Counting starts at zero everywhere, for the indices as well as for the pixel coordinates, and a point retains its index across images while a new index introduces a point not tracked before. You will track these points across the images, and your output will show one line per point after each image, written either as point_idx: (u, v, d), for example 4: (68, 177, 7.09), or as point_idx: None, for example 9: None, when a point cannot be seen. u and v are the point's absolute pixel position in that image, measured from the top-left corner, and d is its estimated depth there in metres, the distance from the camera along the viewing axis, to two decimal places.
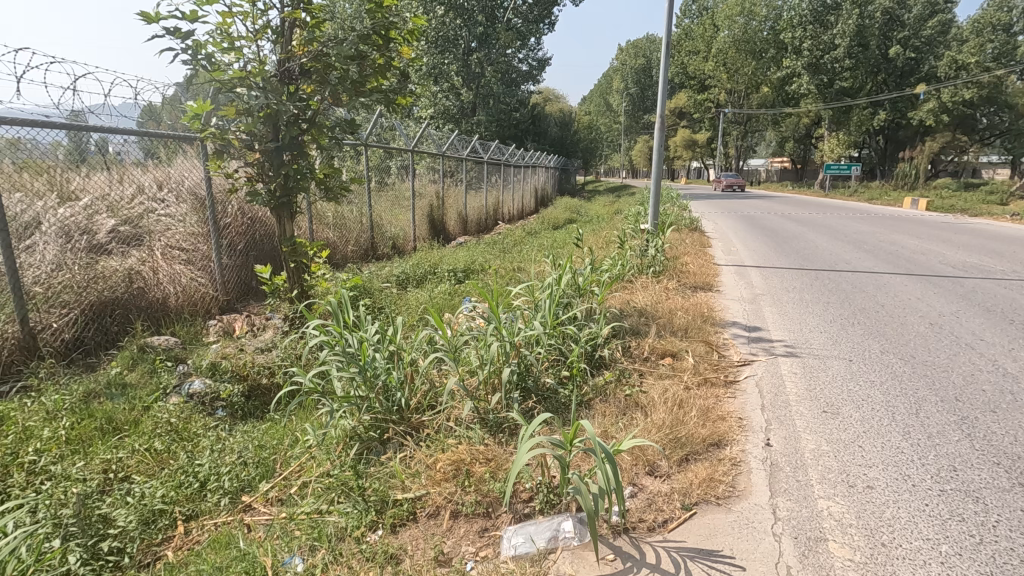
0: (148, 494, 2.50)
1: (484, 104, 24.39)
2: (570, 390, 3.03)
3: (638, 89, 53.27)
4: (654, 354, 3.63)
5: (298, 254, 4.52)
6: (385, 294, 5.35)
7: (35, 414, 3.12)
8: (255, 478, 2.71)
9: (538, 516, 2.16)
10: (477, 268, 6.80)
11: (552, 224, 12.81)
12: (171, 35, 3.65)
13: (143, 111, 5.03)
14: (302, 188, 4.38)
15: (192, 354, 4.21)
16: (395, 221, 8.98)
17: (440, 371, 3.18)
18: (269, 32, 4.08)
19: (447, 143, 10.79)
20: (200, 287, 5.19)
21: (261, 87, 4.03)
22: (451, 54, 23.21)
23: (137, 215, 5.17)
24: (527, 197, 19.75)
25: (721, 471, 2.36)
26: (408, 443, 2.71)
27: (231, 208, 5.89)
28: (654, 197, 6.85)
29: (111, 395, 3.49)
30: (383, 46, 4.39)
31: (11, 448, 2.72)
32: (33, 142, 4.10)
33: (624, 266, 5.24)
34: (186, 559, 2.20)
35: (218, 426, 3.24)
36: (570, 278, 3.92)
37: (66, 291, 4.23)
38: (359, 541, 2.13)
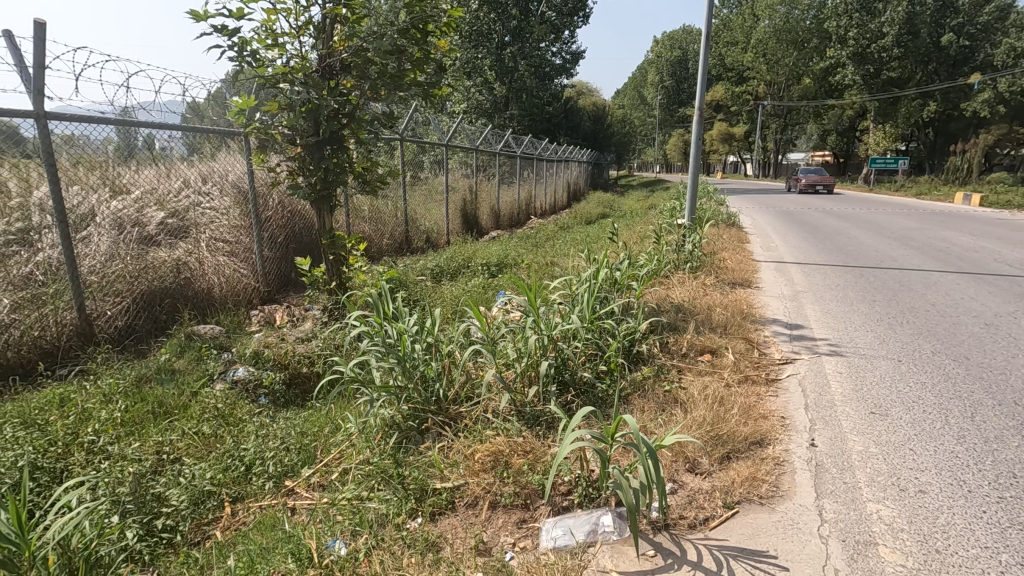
0: (198, 476, 2.60)
1: (517, 99, 24.38)
2: (607, 385, 3.02)
3: (674, 81, 52.28)
4: (693, 350, 3.58)
5: (337, 247, 4.60)
6: (420, 287, 5.41)
7: (91, 397, 3.28)
8: (298, 463, 2.78)
9: (577, 509, 2.16)
10: (511, 262, 6.81)
11: (585, 218, 12.73)
12: (218, 32, 3.76)
13: (189, 108, 5.19)
14: (342, 182, 4.45)
15: (236, 342, 4.34)
16: (429, 215, 9.07)
17: (477, 363, 3.20)
18: (311, 28, 4.16)
19: (480, 138, 10.81)
20: (243, 278, 5.38)
21: (303, 83, 4.11)
22: (485, 49, 23.29)
23: (184, 208, 5.37)
24: (560, 192, 19.69)
25: (765, 471, 2.31)
26: (446, 433, 2.75)
27: (272, 201, 6.04)
28: (692, 191, 6.72)
29: (161, 380, 3.63)
30: (421, 40, 4.43)
31: (72, 428, 2.87)
32: (86, 138, 4.30)
33: (661, 261, 5.18)
34: (234, 539, 2.27)
35: (262, 412, 3.34)
36: (608, 272, 3.88)
37: (120, 281, 4.43)
38: (399, 528, 2.16)
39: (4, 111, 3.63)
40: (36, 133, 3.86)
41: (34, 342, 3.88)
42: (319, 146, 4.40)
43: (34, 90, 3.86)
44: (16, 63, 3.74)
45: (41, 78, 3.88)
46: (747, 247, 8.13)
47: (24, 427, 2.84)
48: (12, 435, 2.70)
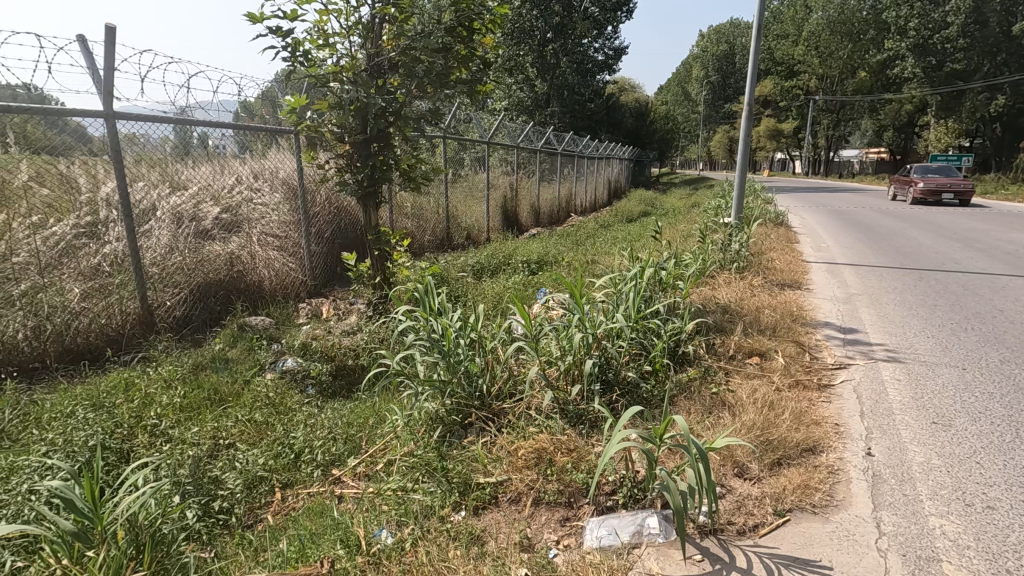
0: (250, 461, 2.70)
1: (559, 96, 24.29)
2: (652, 385, 2.98)
3: (719, 76, 50.98)
4: (741, 352, 3.49)
5: (382, 243, 4.68)
6: (462, 283, 5.46)
7: (153, 382, 3.45)
8: (344, 453, 2.85)
9: (621, 510, 2.14)
10: (551, 260, 6.80)
11: (625, 216, 12.57)
12: (273, 34, 3.88)
13: (241, 106, 5.34)
14: (387, 179, 4.54)
15: (285, 334, 4.48)
16: (470, 212, 9.14)
17: (520, 360, 3.21)
18: (360, 29, 4.25)
19: (522, 135, 10.82)
20: (291, 272, 5.57)
21: (352, 82, 4.20)
22: (527, 46, 23.37)
23: (237, 204, 5.59)
24: (601, 190, 19.53)
25: (818, 479, 2.23)
26: (489, 429, 2.77)
27: (320, 197, 6.20)
28: (740, 188, 6.54)
29: (216, 368, 3.80)
30: (467, 38, 4.46)
31: (136, 411, 3.03)
32: (148, 137, 4.52)
33: (707, 260, 5.07)
34: (285, 523, 2.36)
35: (311, 402, 3.45)
36: (653, 272, 3.82)
37: (178, 273, 4.63)
38: (444, 520, 2.19)
39: (76, 111, 3.85)
40: (104, 131, 4.08)
41: (102, 330, 4.10)
42: (366, 143, 4.50)
43: (104, 91, 4.07)
44: (88, 66, 3.97)
45: (110, 79, 4.10)
46: (797, 247, 7.86)
47: (94, 409, 3.02)
48: (83, 416, 2.86)
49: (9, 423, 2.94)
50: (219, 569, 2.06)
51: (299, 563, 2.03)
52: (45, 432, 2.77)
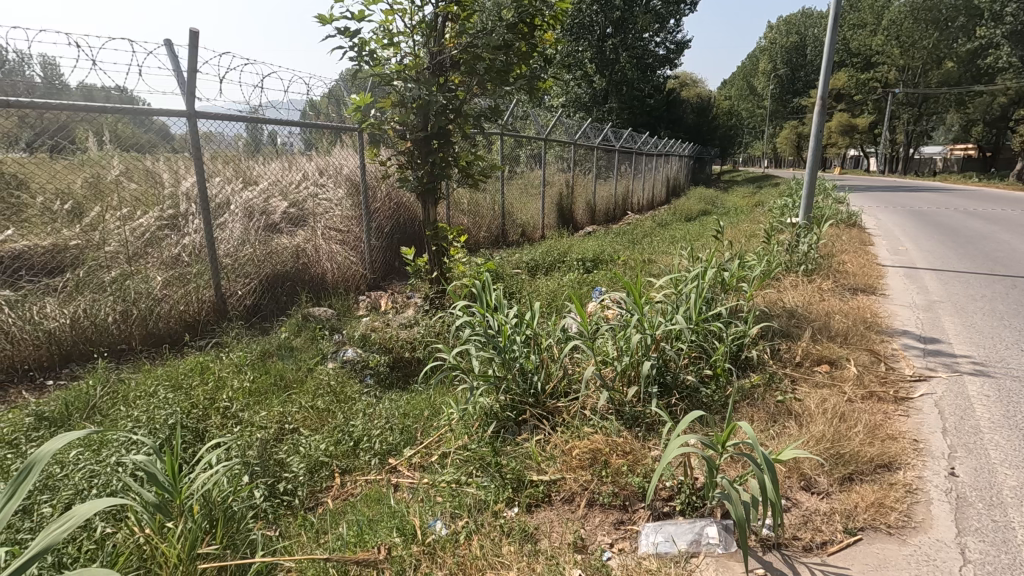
0: (313, 447, 2.81)
1: (617, 92, 23.89)
2: (712, 391, 2.89)
3: (788, 69, 48.62)
4: (809, 360, 3.33)
5: (440, 238, 4.74)
6: (516, 280, 5.46)
7: (225, 367, 3.66)
8: (400, 443, 2.92)
9: (678, 517, 2.09)
10: (607, 258, 6.70)
11: (685, 215, 12.24)
12: (341, 34, 4.01)
13: (307, 104, 5.47)
14: (446, 176, 4.61)
15: (346, 325, 4.64)
16: (525, 209, 9.17)
17: (575, 358, 3.18)
18: (423, 27, 4.32)
19: (579, 132, 10.71)
20: (352, 266, 5.76)
21: (414, 80, 4.28)
22: (586, 41, 23.24)
23: (302, 199, 5.90)
24: (659, 187, 19.11)
25: (894, 498, 2.09)
26: (543, 427, 2.76)
27: (381, 193, 6.38)
28: (810, 186, 6.22)
29: (282, 355, 3.98)
30: (528, 34, 4.45)
31: (210, 394, 3.22)
32: (223, 135, 4.76)
33: (772, 262, 4.87)
34: (345, 508, 2.44)
35: (370, 392, 3.55)
36: (715, 273, 3.70)
37: (249, 264, 4.87)
38: (497, 515, 2.21)
39: (161, 111, 4.11)
40: (185, 130, 4.32)
41: (180, 316, 4.35)
42: (427, 140, 4.58)
43: (186, 92, 4.34)
44: (173, 69, 4.24)
45: (192, 81, 4.36)
46: (871, 250, 7.40)
47: (173, 390, 3.24)
48: (164, 396, 3.07)
49: (100, 399, 3.19)
50: (284, 548, 2.15)
51: (357, 548, 2.09)
52: (131, 409, 2.99)
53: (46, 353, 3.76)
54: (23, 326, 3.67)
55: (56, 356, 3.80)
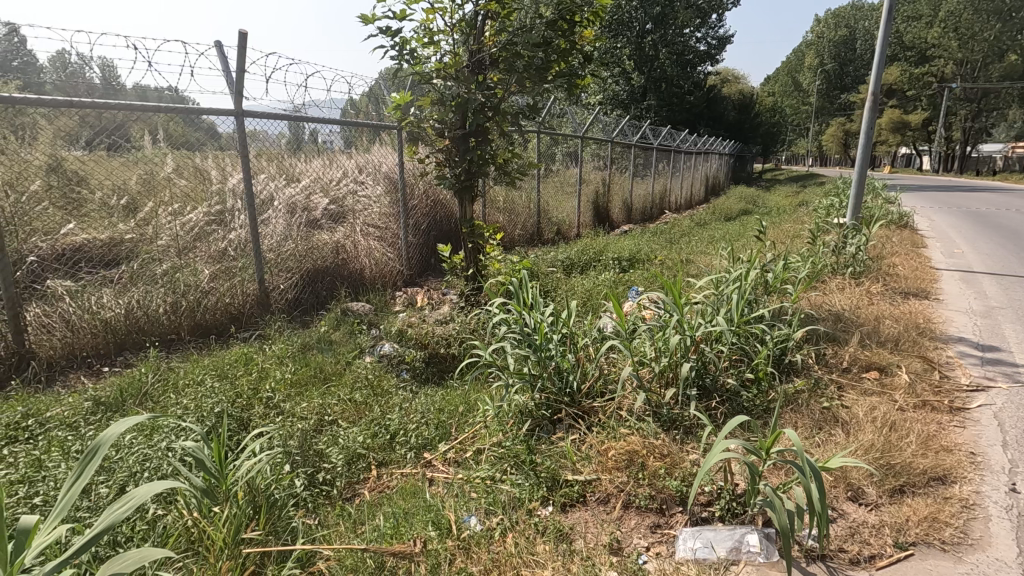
0: (351, 438, 2.86)
1: (656, 89, 23.48)
2: (754, 395, 2.81)
3: (836, 64, 46.87)
4: (856, 365, 3.21)
5: (476, 236, 4.76)
6: (551, 278, 5.44)
7: (268, 358, 3.78)
8: (435, 437, 2.95)
9: (717, 523, 2.04)
10: (644, 258, 6.61)
11: (724, 215, 11.96)
12: (383, 34, 4.07)
13: (348, 102, 5.56)
14: (484, 173, 4.62)
15: (382, 320, 4.72)
16: (560, 207, 9.13)
17: (611, 358, 3.15)
18: (463, 25, 4.34)
19: (616, 130, 10.59)
20: (389, 262, 5.85)
21: (454, 78, 4.31)
22: (625, 38, 23.01)
23: (343, 195, 6.01)
24: (697, 186, 18.73)
25: (949, 512, 1.99)
26: (578, 426, 2.75)
27: (418, 190, 6.45)
28: (859, 185, 5.98)
29: (321, 348, 4.07)
30: (568, 31, 4.42)
31: (254, 384, 3.33)
32: (267, 133, 4.89)
33: (817, 263, 4.71)
34: (381, 500, 2.48)
35: (406, 386, 3.60)
36: (758, 275, 3.60)
37: (291, 259, 5.00)
38: (531, 514, 2.21)
39: (210, 110, 4.26)
40: (232, 128, 4.46)
41: (225, 308, 4.51)
42: (465, 138, 4.60)
43: (235, 92, 4.48)
44: (223, 69, 4.39)
45: (240, 81, 4.50)
46: (924, 252, 7.07)
47: (219, 379, 3.36)
48: (211, 385, 3.18)
49: (151, 386, 3.33)
50: (322, 537, 2.20)
51: (393, 539, 2.12)
52: (180, 397, 3.12)
53: (102, 341, 3.93)
54: (82, 315, 3.86)
55: (112, 343, 3.98)
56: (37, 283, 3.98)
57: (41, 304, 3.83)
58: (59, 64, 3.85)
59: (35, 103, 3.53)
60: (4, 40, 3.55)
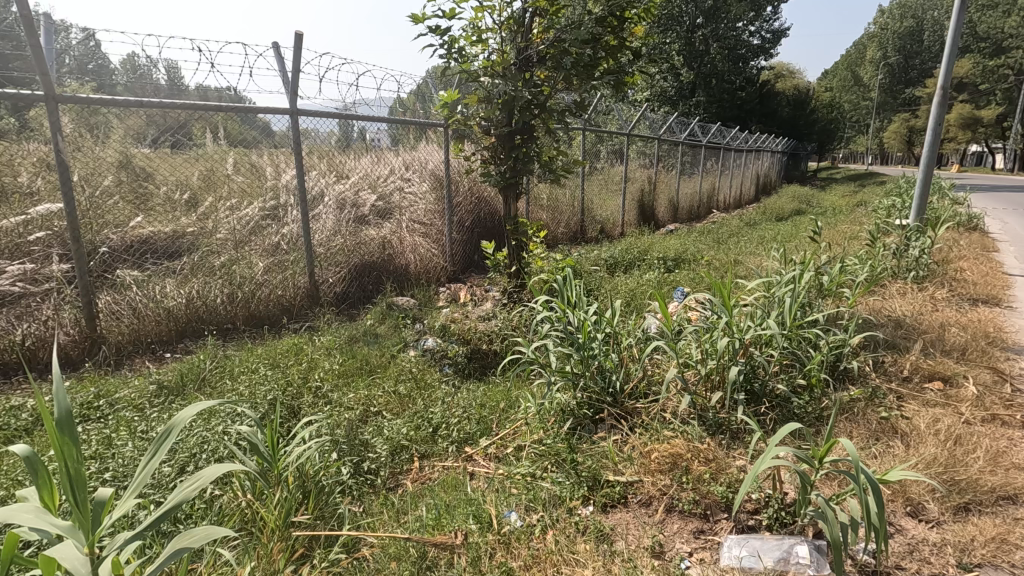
0: (395, 430, 2.91)
1: (705, 85, 22.88)
2: (806, 402, 2.71)
3: (901, 57, 44.52)
4: (918, 375, 3.05)
5: (520, 233, 4.78)
6: (595, 277, 5.40)
7: (317, 350, 3.90)
8: (476, 433, 2.98)
9: (765, 532, 1.98)
10: (691, 258, 6.45)
11: (776, 215, 11.56)
12: (432, 33, 4.13)
13: (396, 101, 5.66)
14: (529, 171, 4.61)
15: (427, 315, 4.80)
16: (605, 205, 9.05)
17: (656, 359, 3.09)
18: (512, 23, 4.34)
19: (664, 127, 10.39)
20: (434, 258, 5.94)
21: (502, 76, 4.32)
22: (674, 33, 22.62)
23: (390, 192, 6.14)
24: (748, 186, 18.17)
25: (1020, 534, 1.87)
26: (621, 427, 2.72)
27: (463, 188, 6.51)
28: (925, 184, 5.66)
29: (368, 341, 4.18)
30: (617, 27, 4.36)
31: (304, 373, 3.45)
32: (318, 130, 5.04)
33: (877, 267, 4.50)
34: (423, 491, 2.53)
35: (449, 381, 3.65)
36: (813, 277, 3.47)
37: (340, 254, 5.16)
38: (571, 512, 2.21)
39: (266, 109, 4.43)
40: (286, 126, 4.61)
41: (278, 300, 4.68)
42: (510, 135, 4.61)
43: (290, 91, 4.64)
44: (279, 70, 4.56)
45: (295, 81, 4.66)
46: (996, 256, 6.63)
47: (272, 368, 3.50)
48: (264, 373, 3.32)
49: (209, 371, 3.50)
50: (367, 524, 2.26)
51: (435, 531, 2.16)
52: (236, 384, 3.27)
53: (165, 328, 4.15)
54: (147, 304, 4.08)
55: (174, 331, 4.20)
56: (108, 272, 4.24)
57: (111, 292, 4.07)
58: (129, 66, 4.07)
59: (108, 102, 3.76)
60: (81, 45, 3.78)
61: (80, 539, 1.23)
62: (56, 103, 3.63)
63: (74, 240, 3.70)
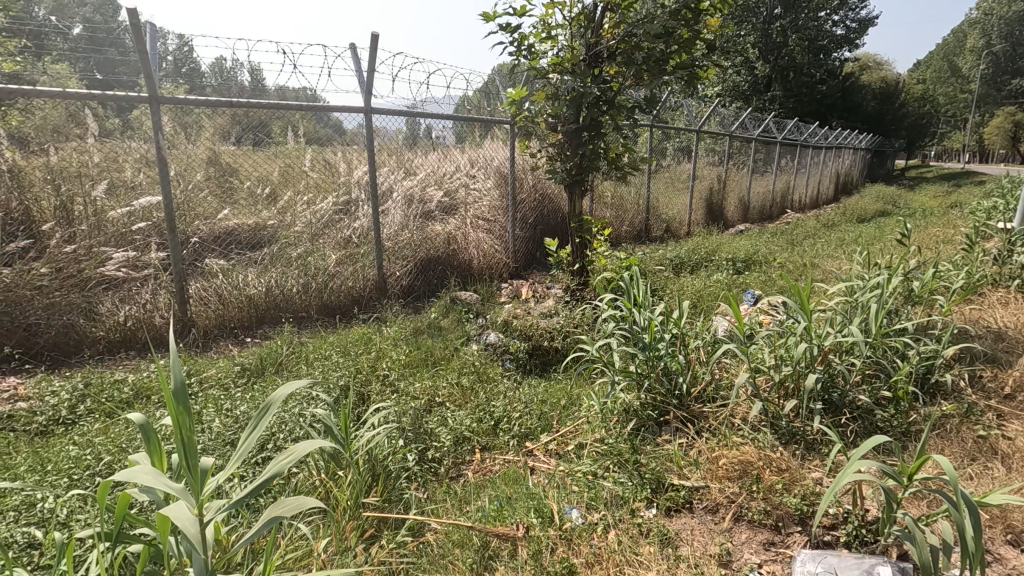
0: (458, 422, 2.97)
1: (782, 79, 21.79)
2: (891, 415, 2.55)
3: (1007, 45, 40.63)
4: (1021, 392, 2.79)
5: (584, 231, 4.74)
6: (660, 276, 5.28)
7: (385, 340, 4.05)
8: (538, 428, 3.00)
9: (842, 549, 1.88)
10: (762, 260, 6.18)
11: (858, 216, 10.85)
12: (503, 31, 4.17)
13: (462, 98, 5.75)
14: (595, 168, 4.56)
15: (489, 310, 4.87)
16: (671, 204, 8.82)
17: (725, 364, 2.99)
18: (582, 19, 4.31)
19: (737, 122, 9.97)
20: (497, 254, 6.01)
21: (571, 72, 4.29)
22: (750, 24, 21.67)
23: (456, 188, 6.25)
24: (826, 184, 17.15)
25: None
26: (687, 430, 2.65)
27: (527, 184, 6.53)
28: None
29: (432, 333, 4.29)
30: (692, 20, 4.19)
31: (372, 362, 3.59)
32: (388, 128, 5.20)
33: (975, 273, 4.14)
34: (485, 483, 2.57)
35: (511, 375, 3.68)
36: (901, 282, 3.24)
37: (407, 248, 5.31)
38: (634, 513, 2.18)
39: (342, 107, 4.62)
40: (359, 124, 4.79)
41: (349, 291, 4.89)
42: (578, 132, 4.57)
43: (365, 91, 4.82)
44: (355, 70, 4.74)
45: (370, 80, 4.83)
46: None
47: (343, 355, 3.67)
48: (336, 361, 3.48)
49: (286, 356, 3.70)
50: (432, 510, 2.33)
51: (497, 522, 2.20)
52: (310, 369, 3.44)
53: (247, 314, 4.43)
54: (232, 291, 4.36)
55: (254, 317, 4.47)
56: (199, 261, 4.58)
57: (201, 279, 4.38)
58: (218, 69, 4.36)
59: (201, 103, 4.05)
60: (177, 50, 4.09)
61: (191, 500, 1.33)
62: (158, 104, 3.95)
63: (169, 230, 4.01)
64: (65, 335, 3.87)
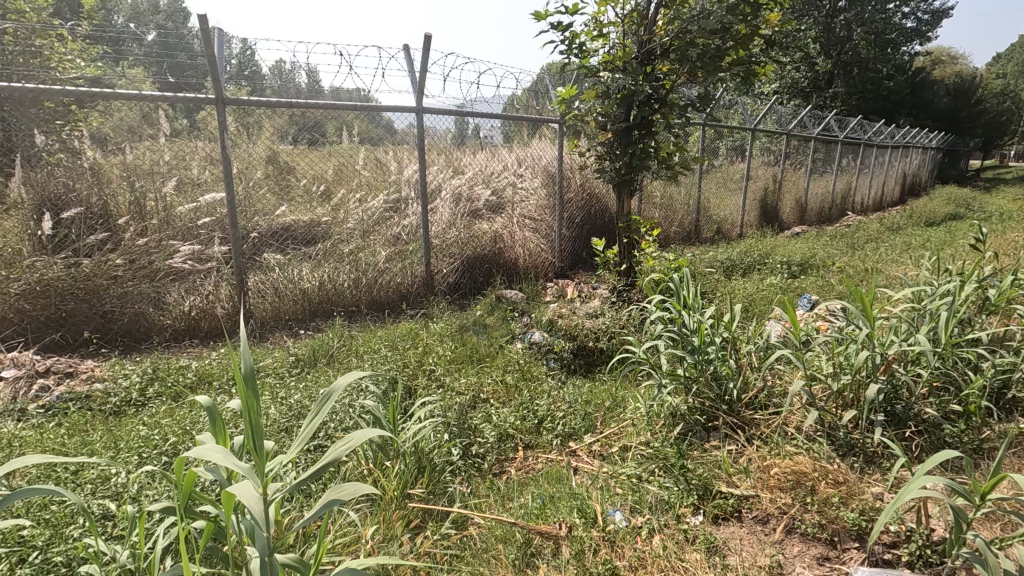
0: (502, 418, 2.98)
1: (845, 74, 20.82)
2: (960, 429, 2.40)
3: None
4: None
5: (632, 231, 4.67)
6: (710, 279, 5.15)
7: (431, 335, 4.12)
8: (581, 429, 2.98)
9: (903, 568, 1.78)
10: (820, 263, 5.93)
11: (926, 219, 10.24)
12: (554, 29, 4.16)
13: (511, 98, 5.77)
14: (645, 167, 4.48)
15: (533, 309, 4.87)
16: (722, 204, 8.56)
17: (779, 370, 2.88)
18: (635, 16, 4.25)
19: (795, 120, 9.59)
20: (542, 253, 6.01)
21: (622, 71, 4.24)
22: (812, 18, 20.75)
23: (503, 187, 6.28)
24: (891, 185, 16.26)
25: None
26: (736, 437, 2.57)
27: (575, 183, 6.49)
28: None
29: (477, 330, 4.33)
30: (750, 15, 4.06)
31: (419, 357, 3.65)
32: (438, 127, 5.28)
33: None
34: (528, 480, 2.58)
35: (555, 375, 3.67)
36: (975, 290, 3.04)
37: (454, 246, 5.38)
38: (679, 519, 2.14)
39: (394, 107, 4.72)
40: (410, 124, 4.89)
41: (397, 287, 5.00)
42: (628, 131, 4.50)
43: (417, 90, 4.92)
44: (408, 70, 4.84)
45: (422, 80, 4.92)
46: None
47: (391, 350, 3.75)
48: (383, 355, 3.56)
49: (337, 349, 3.82)
50: (475, 504, 2.36)
51: (540, 519, 2.21)
52: (359, 362, 3.54)
53: (301, 307, 4.60)
54: (288, 285, 4.54)
55: (307, 310, 4.64)
56: (257, 255, 4.79)
57: (259, 273, 4.57)
58: (278, 71, 4.53)
59: (263, 104, 4.23)
60: (242, 53, 4.29)
61: (256, 479, 1.39)
62: (224, 105, 4.16)
63: (231, 225, 4.20)
64: (136, 323, 4.12)
